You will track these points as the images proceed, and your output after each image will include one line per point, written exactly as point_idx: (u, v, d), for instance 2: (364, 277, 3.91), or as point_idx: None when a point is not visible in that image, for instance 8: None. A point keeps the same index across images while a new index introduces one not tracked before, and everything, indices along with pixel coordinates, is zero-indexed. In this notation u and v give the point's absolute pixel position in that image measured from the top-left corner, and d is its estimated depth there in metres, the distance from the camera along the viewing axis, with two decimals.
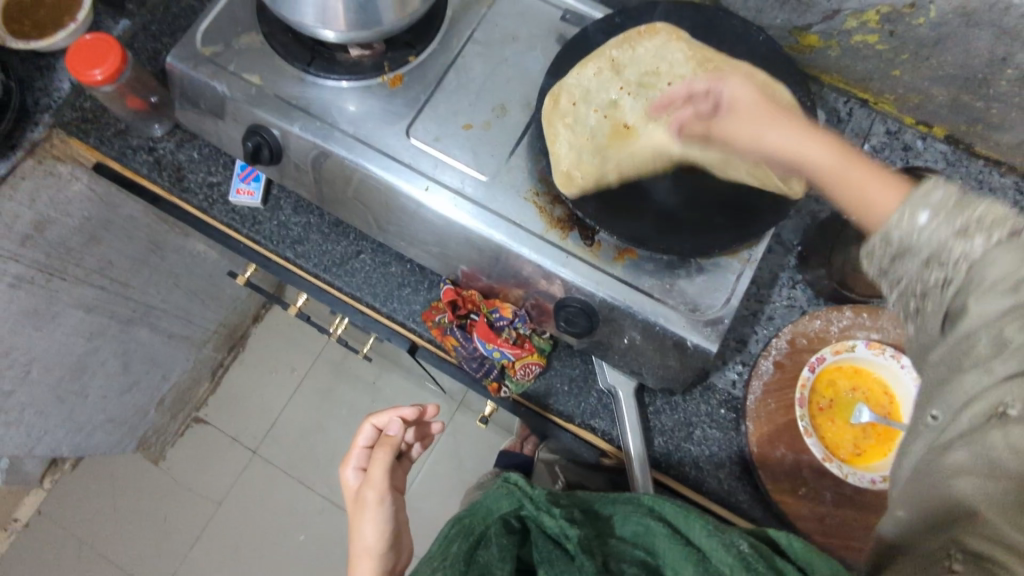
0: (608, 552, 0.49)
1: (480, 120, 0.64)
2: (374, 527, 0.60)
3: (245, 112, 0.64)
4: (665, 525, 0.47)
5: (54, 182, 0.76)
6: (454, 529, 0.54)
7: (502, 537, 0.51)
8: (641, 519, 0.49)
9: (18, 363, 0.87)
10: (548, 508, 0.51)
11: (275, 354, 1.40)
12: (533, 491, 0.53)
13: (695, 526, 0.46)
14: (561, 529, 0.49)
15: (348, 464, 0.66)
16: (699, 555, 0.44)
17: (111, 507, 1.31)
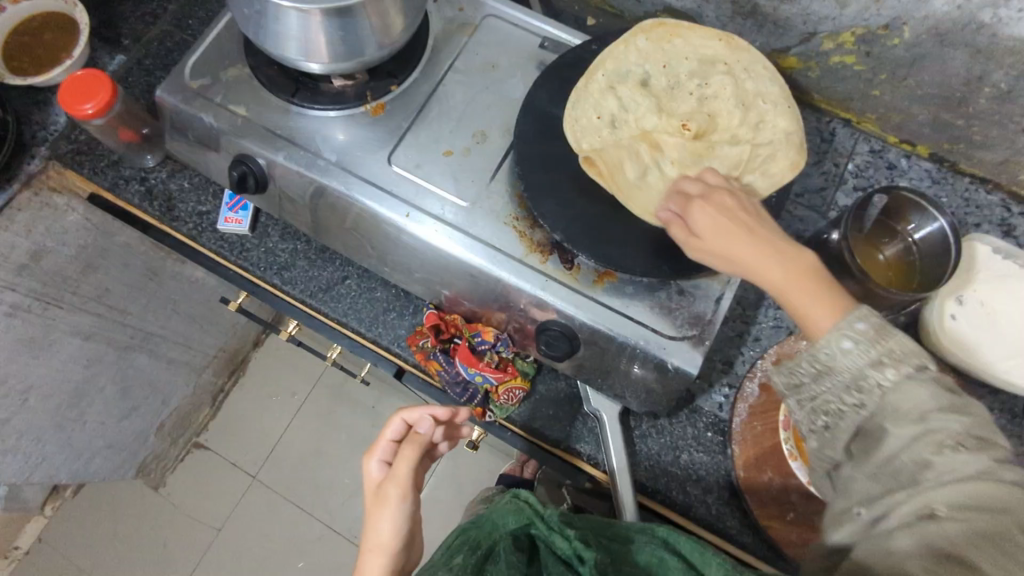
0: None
1: (461, 146, 0.65)
2: (389, 529, 0.58)
3: (232, 142, 0.66)
4: (680, 558, 0.48)
5: (50, 213, 0.78)
6: (458, 541, 0.54)
7: (511, 554, 0.51)
8: (656, 549, 0.49)
9: (15, 391, 0.88)
10: (559, 529, 0.50)
11: (274, 378, 1.40)
12: (543, 510, 0.52)
13: (712, 565, 0.46)
14: (574, 551, 0.49)
15: (371, 456, 0.62)
16: None
17: (111, 534, 1.32)
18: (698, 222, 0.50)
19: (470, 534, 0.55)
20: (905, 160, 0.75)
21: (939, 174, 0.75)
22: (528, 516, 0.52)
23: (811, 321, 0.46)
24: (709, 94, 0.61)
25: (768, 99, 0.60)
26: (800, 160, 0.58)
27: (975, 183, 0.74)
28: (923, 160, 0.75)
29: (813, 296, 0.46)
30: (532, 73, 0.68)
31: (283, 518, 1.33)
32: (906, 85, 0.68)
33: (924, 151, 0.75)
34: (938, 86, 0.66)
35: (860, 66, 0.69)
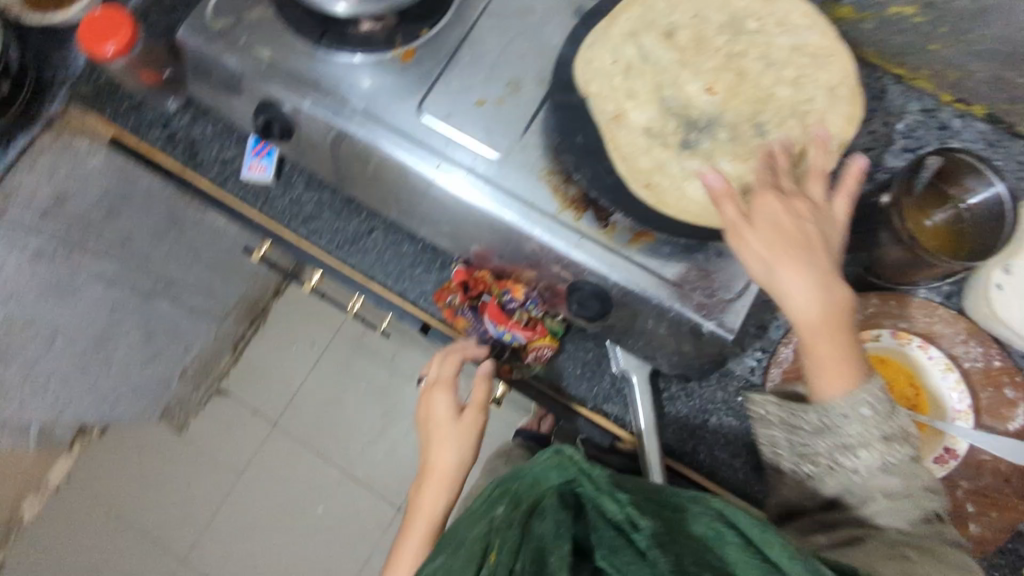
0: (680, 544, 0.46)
1: (494, 96, 0.62)
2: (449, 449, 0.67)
3: (257, 87, 0.64)
4: (737, 535, 0.46)
5: (72, 157, 0.77)
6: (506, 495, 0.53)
7: (559, 512, 0.49)
8: (710, 522, 0.48)
9: (42, 334, 0.89)
10: (610, 491, 0.49)
11: (295, 328, 1.41)
12: (591, 469, 0.51)
13: (774, 544, 0.44)
14: (627, 517, 0.47)
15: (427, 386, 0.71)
16: (769, 569, 0.44)
17: (137, 473, 1.36)
18: (756, 214, 0.52)
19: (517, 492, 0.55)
20: (957, 121, 0.72)
21: (994, 136, 0.71)
22: (577, 476, 0.51)
23: (829, 381, 0.53)
24: (739, 48, 0.58)
25: (807, 53, 0.57)
26: (852, 130, 0.55)
27: None
28: (977, 120, 0.72)
29: (844, 358, 0.52)
30: (570, 19, 0.64)
31: (303, 464, 1.36)
32: (969, 39, 0.63)
33: (980, 111, 0.71)
34: (1003, 42, 0.62)
35: (921, 18, 0.64)
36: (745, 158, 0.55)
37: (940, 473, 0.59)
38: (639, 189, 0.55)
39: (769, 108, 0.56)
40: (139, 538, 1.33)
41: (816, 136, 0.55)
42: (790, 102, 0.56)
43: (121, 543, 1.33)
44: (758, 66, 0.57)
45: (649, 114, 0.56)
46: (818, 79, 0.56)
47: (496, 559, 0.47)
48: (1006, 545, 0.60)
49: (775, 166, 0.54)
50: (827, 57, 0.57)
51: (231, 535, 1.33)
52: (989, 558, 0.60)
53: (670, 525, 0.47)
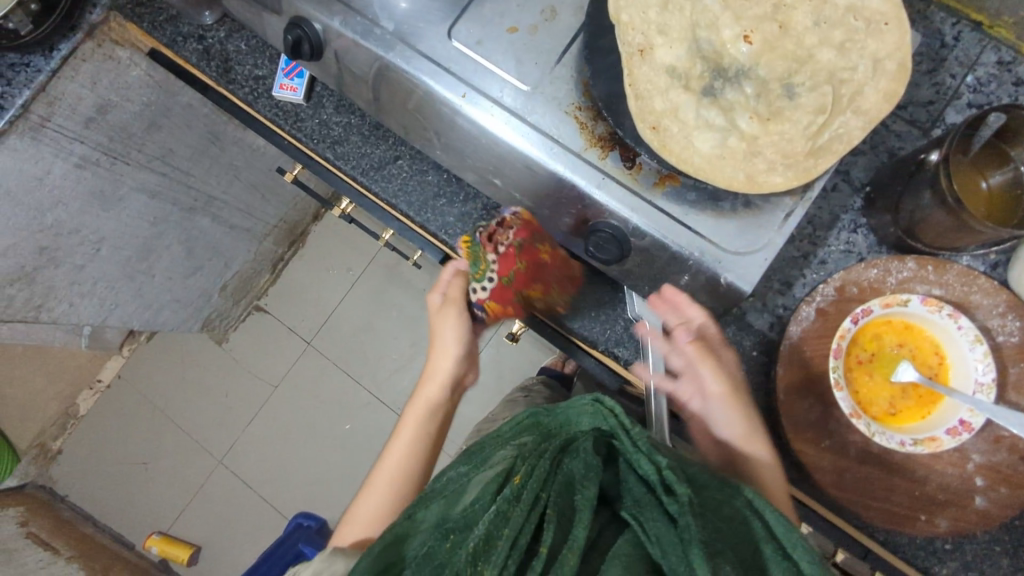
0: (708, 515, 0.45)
1: (527, 23, 0.59)
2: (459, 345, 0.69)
3: (289, 3, 0.62)
4: (764, 526, 0.45)
5: (114, 67, 0.77)
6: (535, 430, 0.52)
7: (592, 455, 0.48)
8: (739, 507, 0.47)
9: (89, 240, 0.93)
10: (649, 452, 0.47)
11: (331, 252, 1.43)
12: (631, 425, 0.49)
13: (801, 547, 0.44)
14: (662, 480, 0.46)
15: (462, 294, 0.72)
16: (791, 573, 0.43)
17: (180, 378, 1.44)
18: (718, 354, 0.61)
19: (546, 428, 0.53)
20: None
21: None
22: (613, 428, 0.49)
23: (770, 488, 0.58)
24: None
25: (863, 17, 0.52)
26: (903, 84, 0.51)
27: None
28: None
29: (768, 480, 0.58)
30: None
31: (333, 384, 1.41)
32: None
33: None
34: None
35: None
36: (766, 119, 0.53)
37: (949, 444, 0.55)
38: (645, 131, 0.54)
39: (805, 71, 0.53)
40: (180, 438, 1.43)
41: (848, 106, 0.52)
42: (829, 67, 0.53)
43: (165, 442, 1.43)
44: (806, 22, 0.54)
45: (676, 53, 0.54)
46: (866, 47, 0.52)
47: (523, 485, 0.45)
48: (1013, 522, 0.59)
49: (794, 133, 0.53)
50: (882, 24, 0.52)
51: (264, 442, 1.41)
52: (993, 532, 0.59)
53: (702, 498, 0.46)
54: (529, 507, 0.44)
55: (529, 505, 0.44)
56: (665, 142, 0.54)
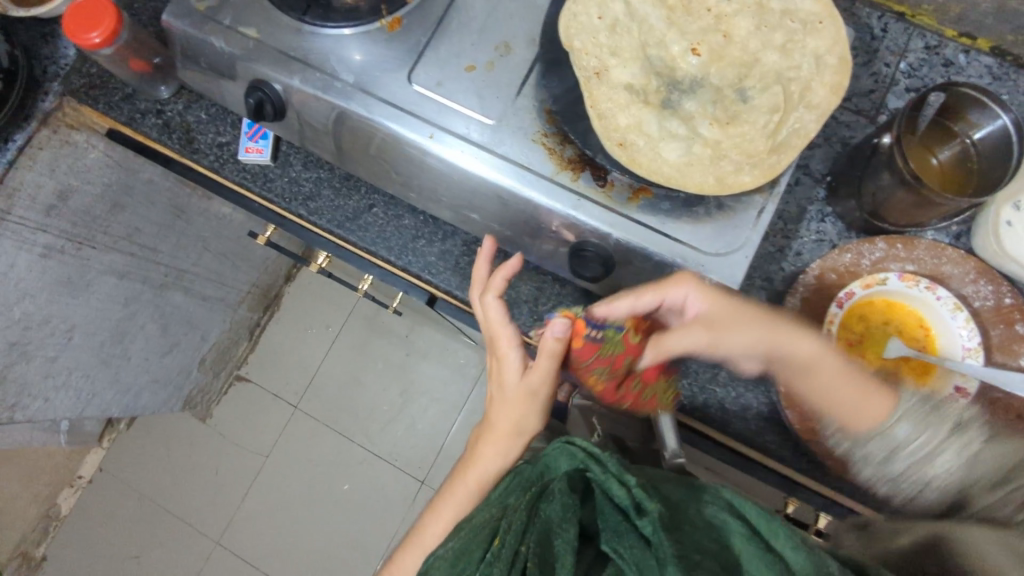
0: (683, 534, 0.46)
1: (484, 60, 0.61)
2: (537, 372, 0.62)
3: (247, 68, 0.63)
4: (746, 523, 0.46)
5: (71, 152, 0.77)
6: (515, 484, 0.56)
7: (566, 495, 0.50)
8: (718, 511, 0.48)
9: (60, 330, 0.90)
10: (617, 475, 0.49)
11: (308, 311, 1.42)
12: (599, 453, 0.51)
13: (783, 539, 0.44)
14: (634, 501, 0.47)
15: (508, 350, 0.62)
16: (781, 567, 0.43)
17: (166, 462, 1.40)
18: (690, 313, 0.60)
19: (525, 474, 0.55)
20: (962, 56, 0.69)
21: (1001, 70, 0.69)
22: (582, 458, 0.51)
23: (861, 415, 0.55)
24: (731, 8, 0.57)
25: (798, 19, 0.56)
26: (847, 74, 0.54)
27: None
28: (984, 54, 0.69)
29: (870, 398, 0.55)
30: None
31: (326, 445, 1.38)
32: None
33: (985, 45, 0.69)
34: None
35: None
36: (725, 124, 0.56)
37: None
38: (612, 148, 0.55)
39: (753, 75, 0.57)
40: (172, 524, 1.37)
41: (800, 101, 0.54)
42: (776, 69, 0.56)
43: (157, 531, 1.37)
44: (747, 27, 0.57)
45: (631, 72, 0.57)
46: (806, 51, 0.55)
47: (503, 541, 0.49)
48: None
49: (754, 133, 0.55)
50: (817, 22, 0.55)
51: (261, 517, 1.36)
52: None
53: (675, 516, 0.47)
54: (511, 561, 0.47)
55: (510, 558, 0.47)
56: (633, 157, 0.55)
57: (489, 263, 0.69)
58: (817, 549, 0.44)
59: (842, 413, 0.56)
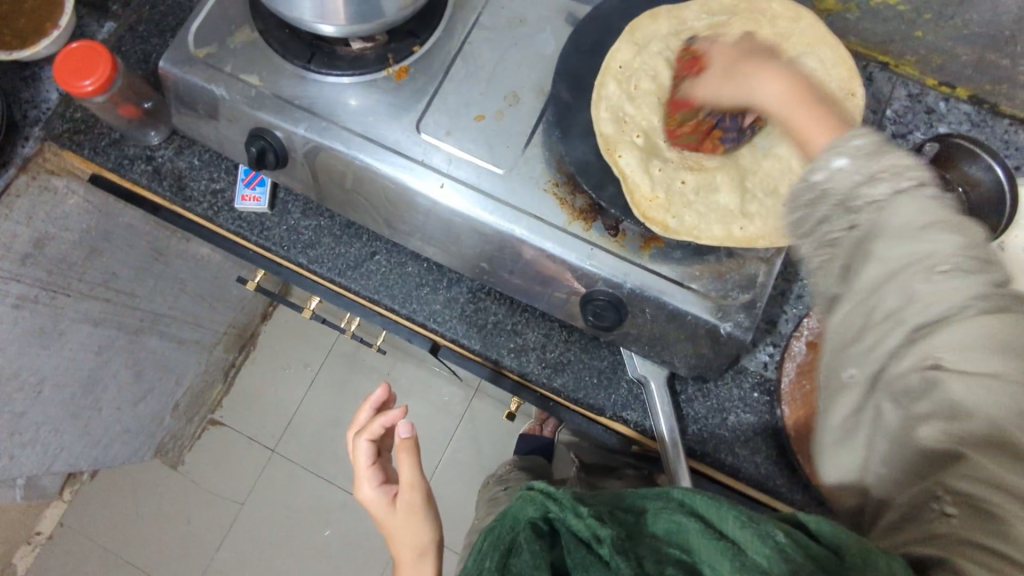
0: (642, 549, 0.47)
1: (492, 110, 0.61)
2: (403, 485, 0.66)
3: (246, 114, 0.62)
4: (697, 518, 0.45)
5: (50, 198, 0.74)
6: (485, 544, 0.56)
7: (532, 542, 0.51)
8: (671, 514, 0.47)
9: (29, 383, 0.85)
10: (573, 506, 0.51)
11: (286, 351, 1.38)
12: (556, 492, 0.53)
13: (729, 519, 0.43)
14: (591, 530, 0.48)
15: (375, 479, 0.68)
16: (736, 549, 0.42)
17: (133, 513, 1.32)
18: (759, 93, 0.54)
19: (497, 532, 0.56)
20: (943, 104, 0.72)
21: (979, 117, 0.71)
22: (542, 503, 0.53)
23: (811, 137, 0.52)
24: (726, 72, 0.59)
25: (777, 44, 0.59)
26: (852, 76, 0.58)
27: (1016, 124, 0.71)
28: (962, 102, 0.72)
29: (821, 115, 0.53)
30: (562, 28, 0.64)
31: (305, 489, 1.33)
32: (952, 24, 0.66)
33: (963, 93, 0.72)
34: (984, 25, 0.65)
35: (904, 6, 0.66)
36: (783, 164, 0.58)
37: None
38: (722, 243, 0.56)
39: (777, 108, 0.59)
40: None
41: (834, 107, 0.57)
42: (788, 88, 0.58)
43: None
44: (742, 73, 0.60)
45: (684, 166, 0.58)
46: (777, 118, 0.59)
47: None
48: None
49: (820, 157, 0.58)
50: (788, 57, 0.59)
51: (236, 568, 1.30)
52: None
53: (634, 538, 0.48)
54: None
55: None
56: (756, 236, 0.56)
57: (495, 310, 0.68)
58: (766, 521, 0.43)
59: (797, 123, 0.53)
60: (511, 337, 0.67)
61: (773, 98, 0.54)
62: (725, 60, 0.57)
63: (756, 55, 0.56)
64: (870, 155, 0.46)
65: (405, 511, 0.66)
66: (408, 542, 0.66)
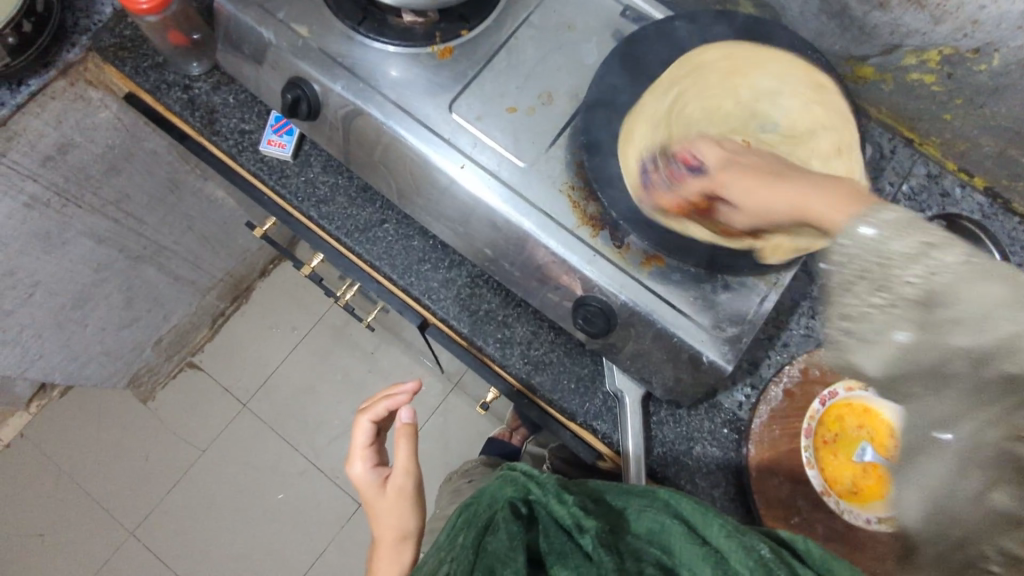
0: (621, 545, 0.49)
1: (525, 104, 0.63)
2: (398, 469, 0.68)
3: (289, 62, 0.63)
4: (683, 523, 0.47)
5: (82, 107, 0.75)
6: (462, 518, 0.56)
7: (509, 521, 0.52)
8: (657, 514, 0.49)
9: (23, 284, 0.86)
10: (558, 494, 0.52)
11: (278, 310, 1.39)
12: (542, 477, 0.54)
13: (713, 526, 0.46)
14: (574, 519, 0.50)
15: (367, 460, 0.70)
16: (717, 556, 0.45)
17: (94, 438, 1.32)
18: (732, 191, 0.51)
19: (474, 511, 0.55)
20: (959, 189, 0.73)
21: (990, 209, 0.73)
22: (524, 485, 0.54)
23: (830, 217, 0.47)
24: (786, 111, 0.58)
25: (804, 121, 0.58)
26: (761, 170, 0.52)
27: (1023, 225, 0.72)
28: (977, 192, 0.73)
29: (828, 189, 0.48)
30: (608, 41, 0.65)
31: (267, 450, 1.33)
32: (980, 113, 0.66)
33: (980, 183, 0.73)
34: (1012, 120, 0.65)
35: (939, 87, 0.67)
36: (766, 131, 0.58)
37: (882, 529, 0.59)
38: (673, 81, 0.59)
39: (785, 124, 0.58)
40: (84, 507, 1.29)
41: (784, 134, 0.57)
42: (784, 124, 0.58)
43: (69, 511, 1.28)
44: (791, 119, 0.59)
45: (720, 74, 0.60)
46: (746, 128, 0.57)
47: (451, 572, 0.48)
48: None
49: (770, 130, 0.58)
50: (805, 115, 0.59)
51: (183, 513, 1.30)
52: None
53: (616, 537, 0.50)
54: None
55: None
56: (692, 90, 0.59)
57: (489, 298, 0.69)
58: (748, 530, 0.46)
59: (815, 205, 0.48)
60: (499, 328, 0.68)
61: (789, 203, 0.49)
62: (748, 187, 0.50)
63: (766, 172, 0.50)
64: (902, 227, 0.44)
65: (398, 497, 0.68)
66: (391, 525, 0.67)
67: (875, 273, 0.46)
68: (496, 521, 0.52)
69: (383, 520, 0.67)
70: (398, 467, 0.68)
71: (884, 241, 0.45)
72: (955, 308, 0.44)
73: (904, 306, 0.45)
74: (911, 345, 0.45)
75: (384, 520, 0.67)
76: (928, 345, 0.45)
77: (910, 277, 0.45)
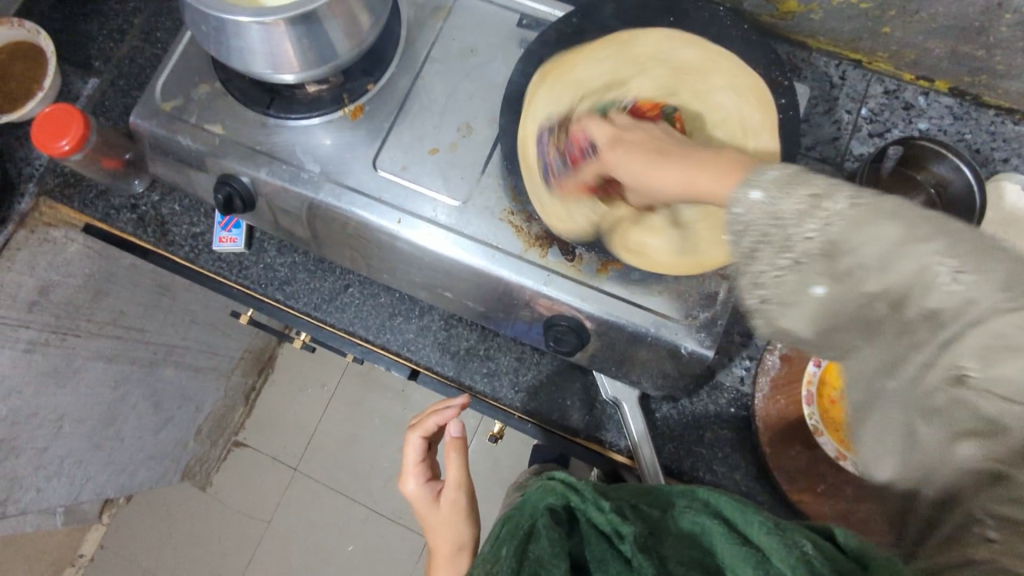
0: (665, 547, 0.45)
1: (447, 142, 0.62)
2: (451, 483, 0.63)
3: (213, 163, 0.64)
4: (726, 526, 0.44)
5: (50, 249, 0.78)
6: (503, 529, 0.50)
7: (550, 528, 0.47)
8: (697, 517, 0.46)
9: (48, 421, 0.90)
10: (597, 499, 0.48)
11: (304, 372, 1.42)
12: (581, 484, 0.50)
13: (753, 524, 0.42)
14: (613, 525, 0.46)
15: (416, 475, 0.65)
16: (759, 556, 0.41)
17: (167, 533, 1.38)
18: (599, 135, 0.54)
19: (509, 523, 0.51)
20: (922, 98, 0.70)
21: (962, 109, 0.69)
22: (563, 492, 0.51)
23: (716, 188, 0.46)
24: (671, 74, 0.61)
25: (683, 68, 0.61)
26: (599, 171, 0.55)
27: (1001, 115, 0.69)
28: (942, 95, 0.70)
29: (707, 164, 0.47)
30: (514, 52, 0.65)
31: (328, 506, 1.36)
32: (918, 19, 0.62)
33: (943, 86, 0.70)
34: (953, 18, 0.60)
35: (866, 4, 0.63)
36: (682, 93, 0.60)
37: None
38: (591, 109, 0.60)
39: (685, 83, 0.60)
40: None
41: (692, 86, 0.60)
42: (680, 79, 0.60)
43: None
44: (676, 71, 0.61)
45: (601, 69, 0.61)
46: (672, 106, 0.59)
47: None
48: None
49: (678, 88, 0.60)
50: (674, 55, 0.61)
51: None
52: None
53: (659, 539, 0.46)
54: None
55: None
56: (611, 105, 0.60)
57: (467, 336, 0.69)
58: (786, 527, 0.42)
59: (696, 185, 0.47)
60: (483, 362, 0.68)
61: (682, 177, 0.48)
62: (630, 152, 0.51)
63: (649, 150, 0.50)
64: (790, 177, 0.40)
65: (453, 512, 0.63)
66: (447, 538, 0.62)
67: (773, 234, 0.40)
68: (536, 529, 0.48)
69: (439, 535, 0.62)
70: (451, 480, 0.63)
71: (773, 200, 0.40)
72: (858, 256, 0.37)
73: (811, 262, 0.39)
74: (832, 300, 0.38)
75: (437, 539, 0.63)
76: (842, 297, 0.38)
77: (810, 231, 0.38)
